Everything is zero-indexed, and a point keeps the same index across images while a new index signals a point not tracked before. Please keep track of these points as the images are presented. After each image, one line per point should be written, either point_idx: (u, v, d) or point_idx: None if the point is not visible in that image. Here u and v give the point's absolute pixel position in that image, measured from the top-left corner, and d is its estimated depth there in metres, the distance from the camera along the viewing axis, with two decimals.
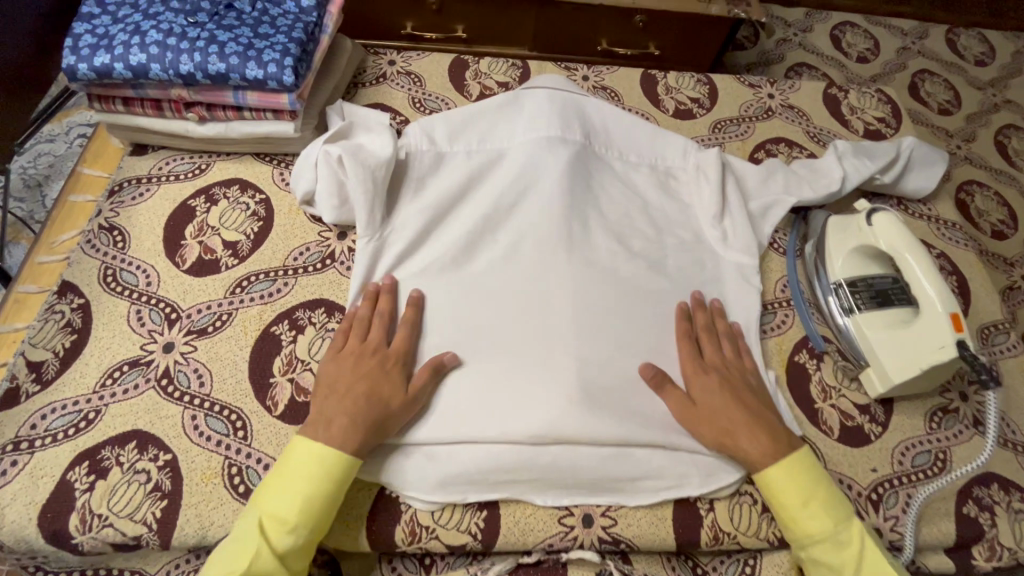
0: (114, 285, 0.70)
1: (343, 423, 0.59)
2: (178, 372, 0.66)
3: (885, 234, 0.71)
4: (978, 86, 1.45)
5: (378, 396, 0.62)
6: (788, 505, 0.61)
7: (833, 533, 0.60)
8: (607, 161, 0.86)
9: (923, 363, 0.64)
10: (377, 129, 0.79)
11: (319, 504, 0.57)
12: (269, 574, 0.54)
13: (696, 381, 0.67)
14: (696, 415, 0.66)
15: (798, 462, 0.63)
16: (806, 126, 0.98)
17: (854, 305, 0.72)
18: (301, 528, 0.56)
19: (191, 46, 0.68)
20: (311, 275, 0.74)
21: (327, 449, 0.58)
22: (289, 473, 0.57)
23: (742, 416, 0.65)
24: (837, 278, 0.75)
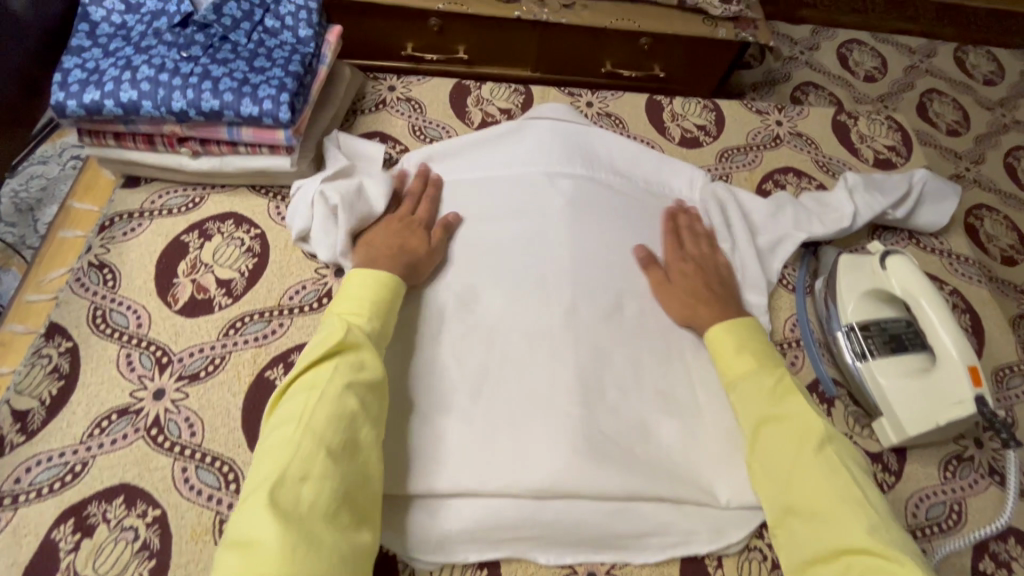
0: (104, 327, 0.68)
1: (388, 262, 0.70)
2: (168, 421, 0.63)
3: (898, 278, 0.69)
4: (987, 106, 1.43)
5: (410, 247, 0.73)
6: (731, 358, 0.69)
7: (756, 369, 0.68)
8: (611, 193, 0.85)
9: (939, 418, 0.63)
10: (376, 174, 0.78)
11: (386, 305, 0.66)
12: (360, 347, 0.61)
13: (675, 263, 0.78)
14: (668, 292, 0.76)
15: (737, 323, 0.72)
16: (815, 154, 0.96)
17: (867, 350, 0.70)
18: (376, 321, 0.65)
19: (184, 82, 0.66)
20: (308, 314, 0.72)
21: (377, 274, 0.68)
22: (354, 291, 0.66)
23: (702, 293, 0.75)
24: (848, 320, 0.73)
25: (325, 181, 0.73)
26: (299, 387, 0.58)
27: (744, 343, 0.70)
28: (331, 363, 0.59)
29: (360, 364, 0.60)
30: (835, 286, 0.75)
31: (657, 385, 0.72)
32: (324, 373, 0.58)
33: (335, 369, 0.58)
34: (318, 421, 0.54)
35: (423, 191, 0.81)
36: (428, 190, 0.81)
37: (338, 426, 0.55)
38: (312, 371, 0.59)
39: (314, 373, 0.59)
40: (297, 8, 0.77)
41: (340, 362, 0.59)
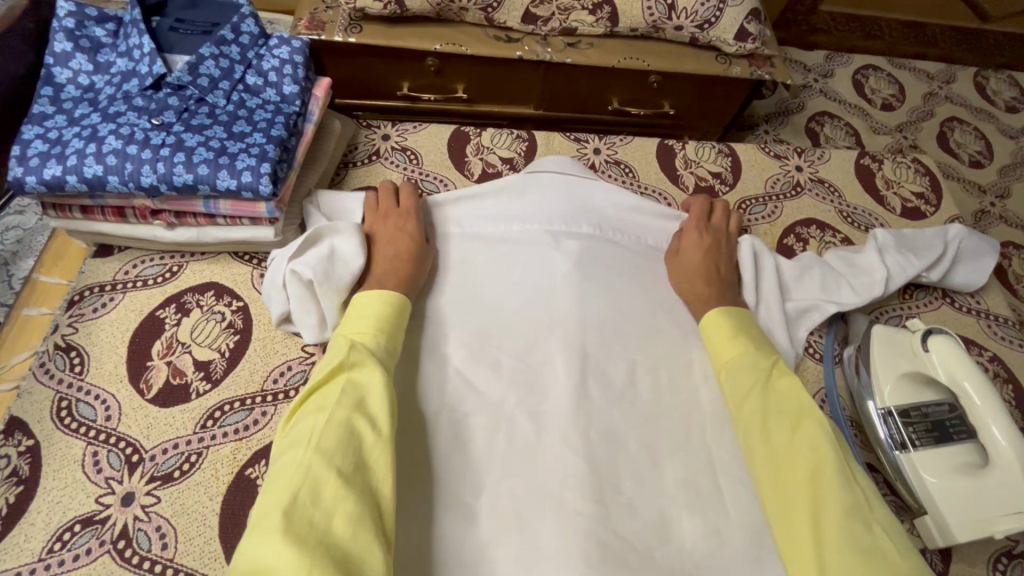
0: (69, 421, 0.62)
1: (392, 280, 0.64)
2: (137, 531, 0.57)
3: (943, 361, 0.64)
4: (1010, 136, 1.37)
5: (410, 256, 0.68)
6: (721, 349, 0.67)
7: (751, 359, 0.64)
8: (621, 254, 0.79)
9: (995, 526, 0.57)
10: (347, 230, 0.67)
11: (393, 320, 0.61)
12: (363, 365, 0.54)
13: (693, 237, 0.78)
14: (677, 266, 0.77)
15: (732, 313, 0.69)
16: (839, 204, 0.90)
17: (908, 439, 0.63)
18: (383, 338, 0.58)
19: (155, 155, 0.60)
20: (293, 401, 0.66)
21: (384, 290, 0.62)
22: (358, 311, 0.60)
23: (702, 272, 0.75)
24: (884, 403, 0.66)
25: (293, 260, 0.64)
26: (307, 411, 0.51)
27: (733, 332, 0.67)
28: (338, 383, 0.52)
29: (367, 384, 0.53)
30: (870, 361, 0.68)
31: (675, 475, 0.66)
32: (331, 395, 0.51)
33: (343, 392, 0.52)
34: (330, 443, 0.47)
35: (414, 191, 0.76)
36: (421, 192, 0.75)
37: (350, 453, 0.48)
38: (318, 396, 0.52)
39: (321, 396, 0.52)
40: (281, 63, 0.71)
41: (348, 383, 0.52)
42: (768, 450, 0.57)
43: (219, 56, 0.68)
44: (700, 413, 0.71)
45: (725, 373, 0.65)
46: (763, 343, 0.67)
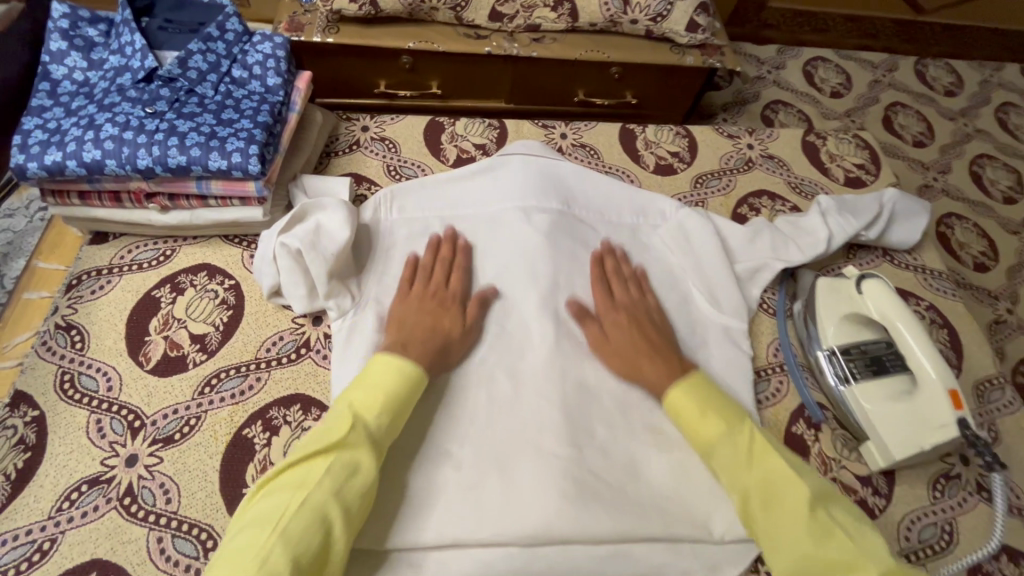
0: (73, 392, 0.66)
1: (419, 348, 0.67)
2: (142, 489, 0.61)
3: (874, 301, 0.72)
4: (949, 117, 1.47)
5: (440, 328, 0.70)
6: (690, 420, 0.66)
7: (727, 435, 0.64)
8: (588, 226, 0.86)
9: (925, 441, 0.64)
10: (332, 207, 0.73)
11: (402, 399, 0.62)
12: (358, 449, 0.57)
13: (608, 315, 0.76)
14: (605, 349, 0.73)
15: (688, 384, 0.68)
16: (788, 176, 0.97)
17: (850, 374, 0.70)
18: (385, 418, 0.60)
19: (151, 139, 0.65)
20: (285, 367, 0.70)
21: (400, 360, 0.64)
22: (374, 378, 0.62)
23: (642, 347, 0.73)
24: (829, 344, 0.73)
25: (282, 234, 0.69)
26: (285, 484, 0.54)
27: (703, 401, 0.67)
28: (327, 462, 0.55)
29: (352, 470, 0.55)
30: (815, 310, 0.76)
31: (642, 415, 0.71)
32: (315, 475, 0.54)
33: (326, 473, 0.54)
34: (296, 532, 0.50)
35: (451, 258, 0.78)
36: (460, 257, 0.79)
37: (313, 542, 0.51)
38: (306, 466, 0.55)
39: (306, 471, 0.55)
40: (265, 57, 0.77)
41: (332, 464, 0.55)
42: (773, 533, 0.58)
43: (206, 51, 0.73)
44: None
45: (704, 452, 0.65)
46: (734, 414, 0.66)
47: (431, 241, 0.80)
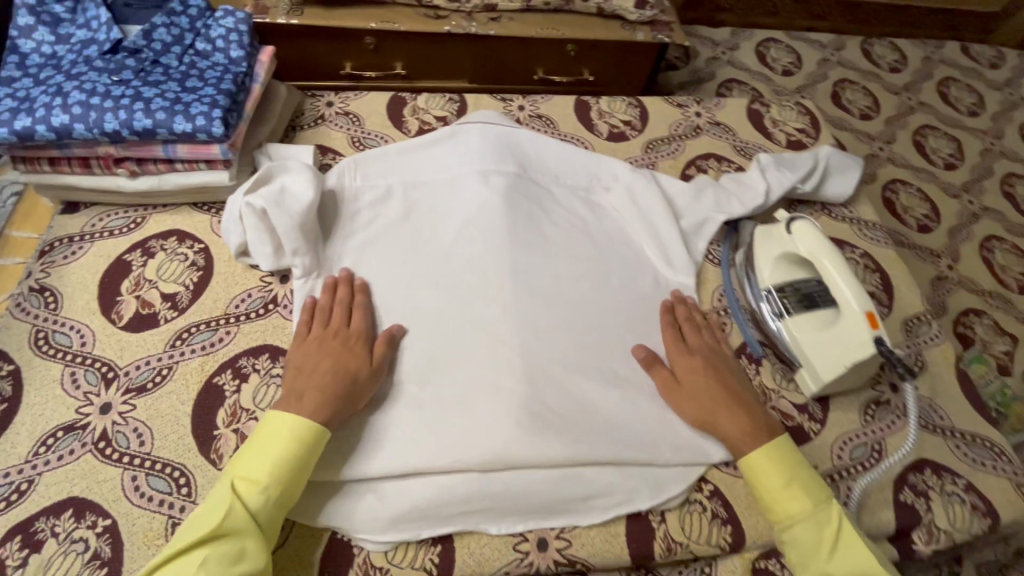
0: (48, 348, 0.69)
1: (317, 396, 0.62)
2: (116, 433, 0.64)
3: (801, 239, 0.78)
4: (894, 91, 1.55)
5: (344, 372, 0.65)
6: (770, 485, 0.63)
7: (814, 513, 0.62)
8: (545, 186, 0.88)
9: (849, 360, 0.70)
10: (296, 169, 0.77)
11: (292, 469, 0.58)
12: (240, 533, 0.54)
13: (681, 360, 0.73)
14: (678, 394, 0.70)
15: (773, 449, 0.65)
16: (733, 140, 1.03)
17: (784, 309, 0.76)
18: (272, 492, 0.57)
19: (117, 104, 0.68)
20: (254, 321, 0.73)
21: (301, 419, 0.60)
22: (260, 449, 0.59)
23: (720, 395, 0.69)
24: (767, 285, 0.79)
25: (247, 194, 0.72)
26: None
27: (792, 472, 0.64)
28: (205, 552, 0.53)
29: (236, 555, 0.53)
30: (754, 257, 0.82)
31: (596, 359, 0.74)
32: (190, 567, 0.52)
33: (204, 566, 0.52)
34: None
35: (351, 298, 0.73)
36: (361, 294, 0.73)
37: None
38: (182, 559, 0.53)
39: (182, 564, 0.52)
40: (228, 31, 0.81)
41: (209, 555, 0.52)
42: None
43: (170, 25, 0.78)
44: (620, 310, 0.78)
45: (780, 524, 0.63)
46: (818, 491, 0.63)
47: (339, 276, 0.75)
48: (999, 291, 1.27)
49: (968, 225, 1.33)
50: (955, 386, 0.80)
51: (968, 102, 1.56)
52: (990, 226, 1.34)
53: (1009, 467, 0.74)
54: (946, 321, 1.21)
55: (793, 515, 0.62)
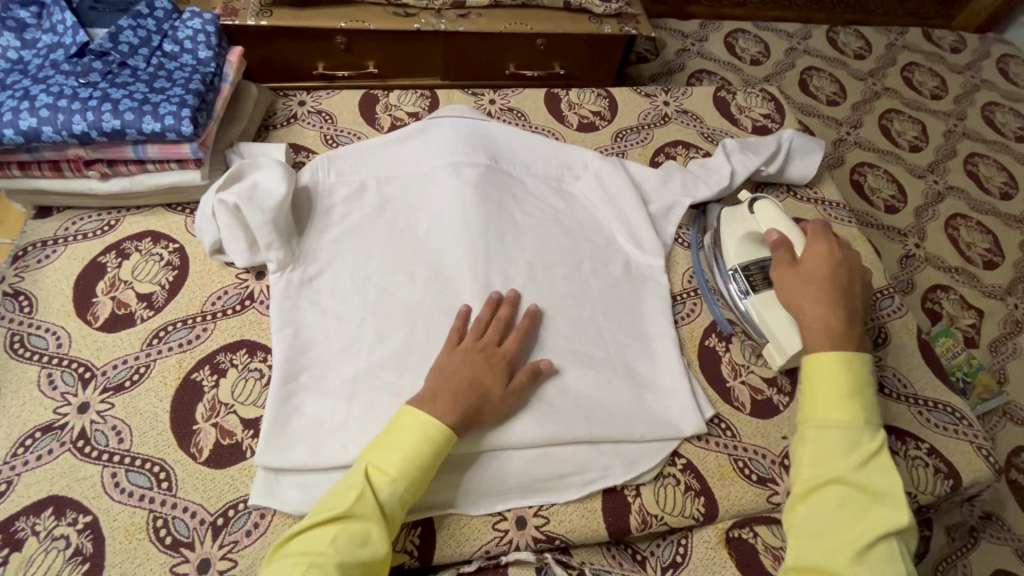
0: (24, 351, 0.69)
1: (448, 402, 0.61)
2: (95, 432, 0.65)
3: (764, 218, 0.79)
4: (860, 77, 1.59)
5: (479, 385, 0.64)
6: (824, 389, 0.63)
7: (855, 426, 0.61)
8: (517, 177, 0.89)
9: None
10: (268, 166, 0.78)
11: (420, 466, 0.58)
12: (367, 519, 0.55)
13: (818, 250, 0.71)
14: (791, 272, 0.71)
15: (850, 364, 0.64)
16: (701, 128, 1.06)
17: (750, 287, 0.77)
18: (399, 485, 0.57)
19: (84, 106, 0.70)
20: (230, 317, 0.74)
21: (432, 420, 0.60)
22: (392, 438, 0.59)
23: (827, 291, 0.68)
24: (733, 263, 0.80)
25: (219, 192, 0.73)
26: (292, 551, 0.54)
27: (852, 388, 0.63)
28: (333, 530, 0.54)
29: (361, 540, 0.54)
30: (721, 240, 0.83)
31: (572, 342, 0.75)
32: (322, 542, 0.54)
33: (333, 543, 0.54)
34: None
35: (508, 322, 0.72)
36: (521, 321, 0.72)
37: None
38: (313, 532, 0.55)
39: (314, 537, 0.54)
40: (195, 32, 0.82)
41: (340, 533, 0.54)
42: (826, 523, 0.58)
43: (137, 27, 0.79)
44: (591, 293, 0.80)
45: (814, 424, 0.63)
46: (871, 414, 0.63)
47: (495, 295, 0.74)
48: (965, 267, 1.31)
49: (934, 204, 1.37)
50: (918, 355, 0.83)
51: (931, 86, 1.60)
52: (955, 205, 1.38)
53: (971, 430, 0.77)
54: (913, 298, 1.25)
55: (839, 422, 0.62)
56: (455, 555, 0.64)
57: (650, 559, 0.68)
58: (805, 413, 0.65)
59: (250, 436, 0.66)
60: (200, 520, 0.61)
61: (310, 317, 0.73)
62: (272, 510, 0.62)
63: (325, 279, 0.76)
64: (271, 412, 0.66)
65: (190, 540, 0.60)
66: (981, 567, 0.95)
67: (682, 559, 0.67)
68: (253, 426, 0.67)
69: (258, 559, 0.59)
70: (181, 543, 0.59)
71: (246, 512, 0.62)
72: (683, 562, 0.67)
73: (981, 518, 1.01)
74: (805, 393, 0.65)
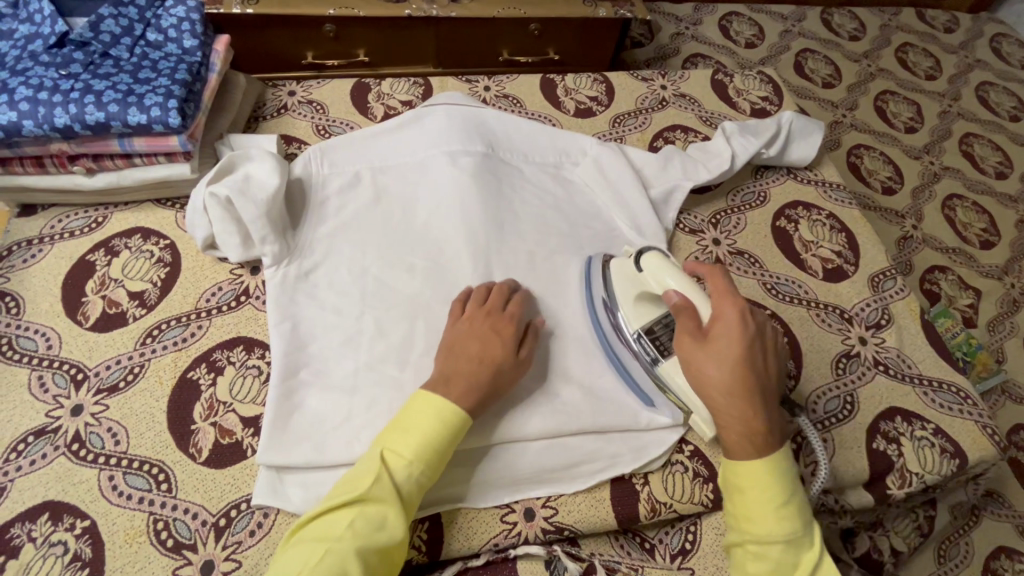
0: (12, 353, 0.67)
1: (465, 383, 0.60)
2: (90, 434, 0.63)
3: (653, 274, 0.66)
4: (855, 59, 1.58)
5: (493, 360, 0.63)
6: (753, 497, 0.57)
7: (795, 535, 0.56)
8: (515, 164, 0.87)
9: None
10: (261, 159, 0.76)
11: (436, 449, 0.57)
12: (385, 502, 0.54)
13: (721, 326, 0.59)
14: (692, 356, 0.59)
15: (774, 465, 0.57)
16: (699, 111, 1.04)
17: (658, 353, 0.68)
18: (416, 469, 0.56)
19: (66, 98, 0.68)
20: (226, 314, 0.72)
21: (447, 402, 0.59)
22: (409, 422, 0.58)
23: (732, 383, 0.57)
24: (634, 328, 0.69)
25: (210, 184, 0.71)
26: (309, 536, 0.53)
27: (785, 489, 0.56)
28: (350, 514, 0.53)
29: (378, 525, 0.53)
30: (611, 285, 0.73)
31: (575, 331, 0.74)
32: (340, 525, 0.53)
33: (351, 526, 0.53)
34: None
35: (513, 290, 0.72)
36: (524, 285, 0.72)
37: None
38: (331, 517, 0.54)
39: (330, 521, 0.53)
40: (179, 20, 0.80)
41: (357, 517, 0.53)
42: None
43: (118, 16, 0.77)
44: None
45: (750, 535, 0.57)
46: (804, 511, 0.57)
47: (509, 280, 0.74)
48: (962, 248, 1.31)
49: (930, 185, 1.37)
50: (922, 335, 0.83)
51: (925, 66, 1.60)
52: (952, 185, 1.38)
53: (976, 410, 0.77)
54: (912, 279, 1.25)
55: (778, 537, 0.55)
56: (463, 550, 0.63)
57: (659, 548, 0.68)
58: (736, 519, 0.58)
59: (251, 435, 0.65)
60: (202, 521, 0.59)
61: (307, 311, 0.71)
62: (276, 509, 0.61)
63: (322, 272, 0.74)
64: (273, 408, 0.64)
65: (192, 541, 0.58)
66: (982, 542, 0.96)
67: (692, 546, 0.67)
68: (253, 424, 0.65)
69: (262, 559, 0.58)
70: (184, 545, 0.58)
71: (249, 512, 0.60)
72: (693, 548, 0.67)
73: (983, 496, 1.01)
74: (733, 497, 0.59)
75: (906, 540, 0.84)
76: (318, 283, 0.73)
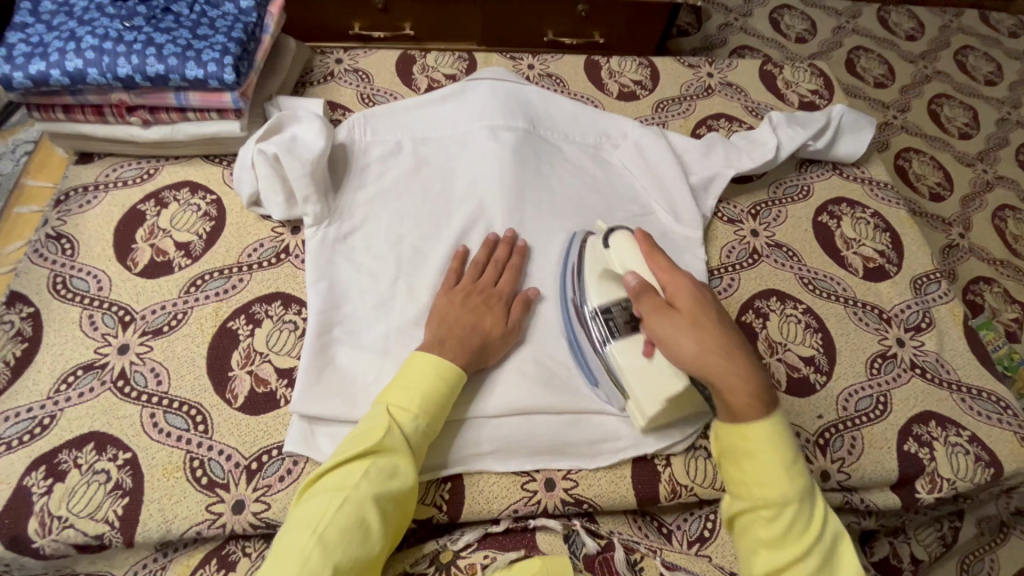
0: (66, 292, 0.71)
1: (457, 345, 0.63)
2: (134, 373, 0.66)
3: (619, 255, 0.66)
4: (910, 60, 1.52)
5: (481, 326, 0.66)
6: (761, 458, 0.52)
7: (801, 496, 0.51)
8: (555, 144, 0.87)
9: (662, 392, 0.60)
10: (307, 120, 0.78)
11: (438, 405, 0.59)
12: (395, 452, 0.56)
13: (679, 290, 0.58)
14: (675, 326, 0.55)
15: (779, 426, 0.53)
16: (744, 101, 1.02)
17: (609, 334, 0.66)
18: (422, 422, 0.58)
19: (129, 49, 0.71)
20: (265, 270, 0.74)
21: (445, 362, 0.61)
22: (410, 379, 0.60)
23: (721, 341, 0.54)
24: (593, 304, 0.68)
25: (259, 141, 0.73)
26: (324, 488, 0.53)
27: (791, 456, 0.52)
28: (363, 465, 0.54)
29: (391, 473, 0.55)
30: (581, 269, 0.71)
31: None
32: (353, 477, 0.53)
33: (365, 477, 0.53)
34: (333, 534, 0.50)
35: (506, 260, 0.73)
36: (516, 258, 0.73)
37: (351, 544, 0.51)
38: (344, 471, 0.54)
39: (344, 473, 0.54)
40: None
41: (371, 467, 0.54)
42: None
43: None
44: None
45: (755, 499, 0.52)
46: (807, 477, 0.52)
47: (506, 235, 0.75)
48: (1011, 260, 1.26)
49: (981, 194, 1.32)
50: (963, 342, 0.80)
51: (985, 71, 1.53)
52: (1004, 195, 1.32)
53: (1015, 421, 0.74)
54: (955, 288, 1.21)
55: (792, 497, 0.51)
56: (483, 514, 0.64)
57: (677, 533, 0.68)
58: (744, 486, 0.53)
59: (284, 386, 0.67)
60: (235, 463, 0.62)
61: (344, 272, 0.73)
62: (306, 458, 0.62)
63: (359, 237, 0.76)
64: (308, 360, 0.66)
65: (225, 480, 0.61)
66: (1009, 561, 0.93)
67: (710, 534, 0.67)
68: (287, 375, 0.67)
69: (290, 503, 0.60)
70: (217, 483, 0.60)
71: (280, 458, 0.62)
72: (711, 536, 0.67)
73: (1015, 514, 0.97)
74: (740, 465, 0.53)
75: (928, 549, 0.82)
76: (355, 245, 0.75)
